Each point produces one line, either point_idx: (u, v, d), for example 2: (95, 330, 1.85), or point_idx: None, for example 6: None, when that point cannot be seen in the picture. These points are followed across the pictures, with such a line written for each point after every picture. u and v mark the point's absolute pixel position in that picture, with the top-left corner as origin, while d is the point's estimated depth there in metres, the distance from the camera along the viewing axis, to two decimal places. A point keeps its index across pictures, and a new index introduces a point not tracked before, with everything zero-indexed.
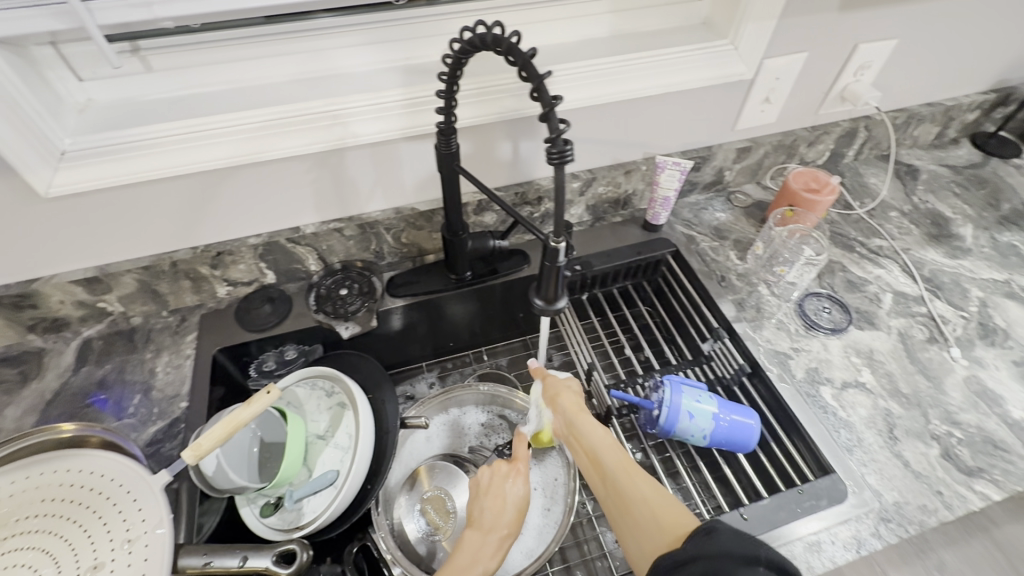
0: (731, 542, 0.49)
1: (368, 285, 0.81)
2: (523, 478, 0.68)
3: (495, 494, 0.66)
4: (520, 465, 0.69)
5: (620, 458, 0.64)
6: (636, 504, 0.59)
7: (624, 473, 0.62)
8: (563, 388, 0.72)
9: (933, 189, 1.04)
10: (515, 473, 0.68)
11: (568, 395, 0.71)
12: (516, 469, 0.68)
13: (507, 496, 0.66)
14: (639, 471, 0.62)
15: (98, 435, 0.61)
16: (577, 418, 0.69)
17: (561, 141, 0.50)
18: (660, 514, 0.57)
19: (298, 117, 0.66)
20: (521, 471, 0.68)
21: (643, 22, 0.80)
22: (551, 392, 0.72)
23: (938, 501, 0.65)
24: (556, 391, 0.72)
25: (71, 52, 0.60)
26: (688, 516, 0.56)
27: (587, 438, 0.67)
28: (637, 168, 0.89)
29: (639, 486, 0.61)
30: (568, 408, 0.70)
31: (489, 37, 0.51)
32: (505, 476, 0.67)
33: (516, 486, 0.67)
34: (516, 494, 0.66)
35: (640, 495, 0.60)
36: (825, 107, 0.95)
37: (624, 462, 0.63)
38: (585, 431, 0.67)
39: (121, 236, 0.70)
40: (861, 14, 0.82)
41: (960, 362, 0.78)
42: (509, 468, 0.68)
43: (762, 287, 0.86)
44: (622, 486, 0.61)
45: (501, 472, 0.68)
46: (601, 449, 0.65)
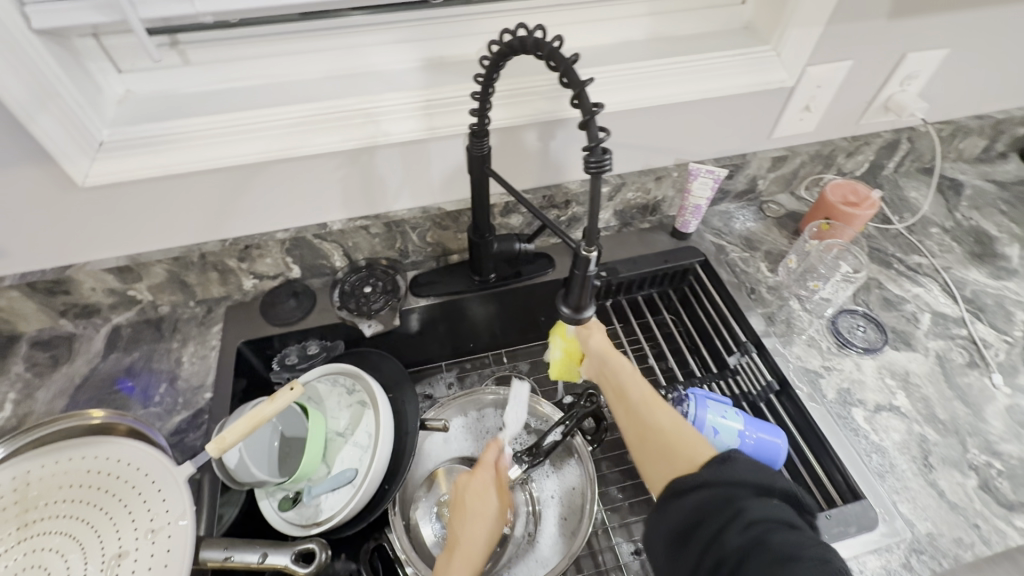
0: (743, 472, 0.50)
1: (392, 283, 0.81)
2: (490, 487, 0.68)
3: (464, 507, 0.66)
4: (485, 474, 0.69)
5: (645, 393, 0.64)
6: (656, 434, 0.59)
7: (648, 404, 0.63)
8: (596, 328, 0.71)
9: (978, 205, 1.00)
10: (480, 483, 0.68)
11: (598, 333, 0.70)
12: (479, 479, 0.68)
13: (473, 508, 0.66)
14: (663, 404, 0.62)
15: (126, 423, 0.62)
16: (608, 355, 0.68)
17: (600, 149, 0.48)
18: (680, 445, 0.57)
19: (332, 114, 0.66)
20: (485, 479, 0.69)
21: (681, 25, 0.78)
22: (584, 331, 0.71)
23: (974, 535, 0.62)
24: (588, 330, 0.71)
25: (112, 44, 0.61)
26: (705, 447, 0.56)
27: (616, 372, 0.67)
28: (668, 174, 0.87)
29: (661, 418, 0.61)
30: (599, 345, 0.69)
31: (530, 41, 0.50)
32: (469, 488, 0.68)
33: (482, 496, 0.67)
34: (482, 505, 0.66)
35: (662, 426, 0.60)
36: (867, 117, 0.92)
37: (650, 397, 0.64)
38: (616, 365, 0.67)
39: (153, 227, 0.71)
40: (911, 22, 0.79)
41: (1001, 390, 0.75)
42: (472, 479, 0.68)
43: (793, 302, 0.84)
44: (645, 417, 0.62)
45: (464, 485, 0.68)
46: (628, 383, 0.65)
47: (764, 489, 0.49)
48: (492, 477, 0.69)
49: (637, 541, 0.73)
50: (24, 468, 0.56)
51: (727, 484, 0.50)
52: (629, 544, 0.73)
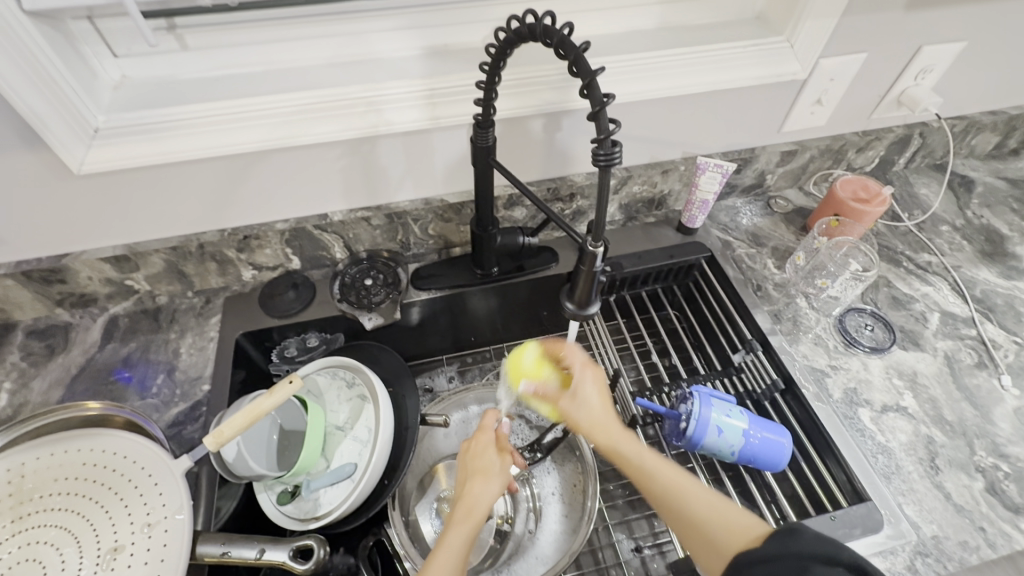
0: (809, 543, 0.47)
1: (392, 276, 0.81)
2: (490, 447, 0.67)
3: (467, 469, 0.66)
4: (484, 436, 0.68)
5: (668, 478, 0.60)
6: (701, 525, 0.56)
7: (675, 486, 0.60)
8: (585, 410, 0.67)
9: (989, 203, 0.99)
10: (479, 444, 0.67)
11: (590, 416, 0.66)
12: (478, 441, 0.67)
13: (472, 467, 0.65)
14: (692, 487, 0.59)
15: (123, 415, 0.61)
16: (617, 436, 0.64)
17: (609, 142, 0.47)
18: (730, 532, 0.54)
19: (334, 102, 0.64)
20: (484, 441, 0.67)
21: (692, 15, 0.76)
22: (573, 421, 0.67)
23: (980, 538, 0.62)
24: (579, 418, 0.67)
25: (107, 27, 0.59)
26: (756, 524, 0.54)
27: (630, 463, 0.63)
28: (676, 168, 0.85)
29: (697, 506, 0.57)
30: (597, 432, 0.65)
31: (539, 29, 0.48)
32: (469, 451, 0.67)
33: (480, 457, 0.66)
34: (481, 463, 0.65)
35: (703, 514, 0.57)
36: (879, 112, 0.90)
37: (675, 484, 0.60)
38: (626, 457, 0.63)
39: (151, 216, 0.69)
40: (929, 14, 0.77)
41: (1010, 392, 0.74)
42: (472, 442, 0.68)
43: (800, 300, 0.83)
44: (680, 507, 0.58)
45: (465, 449, 0.68)
46: (648, 471, 0.61)
47: (832, 558, 0.45)
48: (492, 440, 0.67)
49: (637, 538, 0.73)
50: (19, 460, 0.55)
51: (793, 558, 0.46)
52: (630, 542, 0.72)
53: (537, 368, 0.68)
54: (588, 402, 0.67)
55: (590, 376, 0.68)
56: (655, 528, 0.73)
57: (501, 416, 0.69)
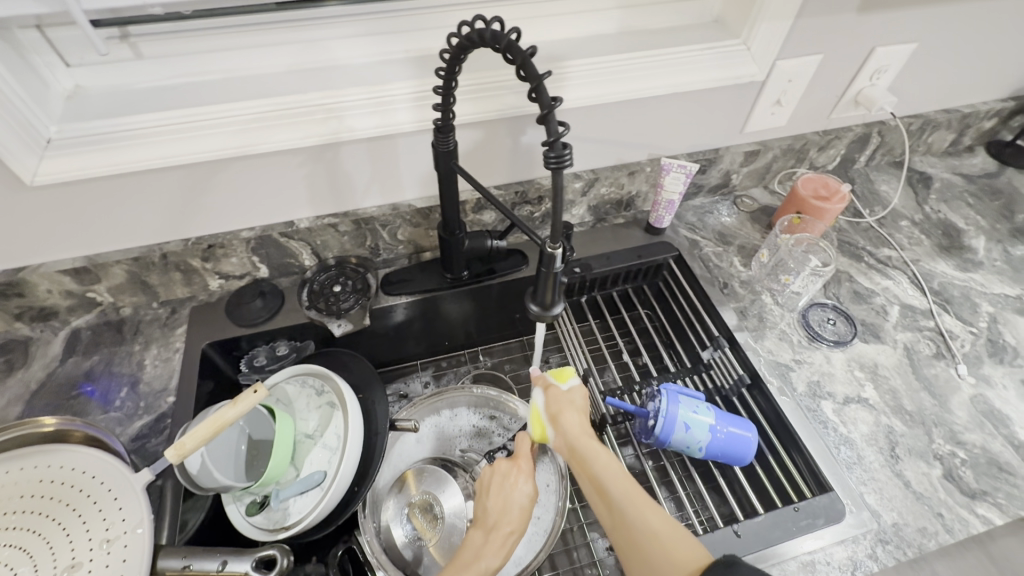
0: None
1: (362, 282, 0.79)
2: (528, 476, 0.68)
3: (498, 494, 0.66)
4: (523, 463, 0.69)
5: (628, 486, 0.61)
6: (651, 536, 0.56)
7: (631, 504, 0.59)
8: (568, 407, 0.67)
9: (946, 198, 1.02)
10: (518, 473, 0.68)
11: (569, 410, 0.67)
12: (517, 468, 0.68)
13: (509, 495, 0.66)
14: (647, 505, 0.59)
15: (81, 430, 0.59)
16: (583, 444, 0.64)
17: (560, 144, 0.47)
18: (678, 547, 0.55)
19: (293, 109, 0.64)
20: (522, 469, 0.68)
21: (652, 19, 0.78)
22: (553, 408, 0.68)
23: (938, 524, 0.63)
24: (559, 409, 0.68)
25: (57, 36, 0.59)
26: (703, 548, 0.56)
27: (594, 465, 0.63)
28: (642, 169, 0.87)
29: (650, 517, 0.58)
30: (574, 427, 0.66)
31: (487, 33, 0.48)
32: (507, 474, 0.67)
33: (515, 485, 0.67)
34: (517, 491, 0.66)
35: (653, 527, 0.57)
36: (837, 112, 0.92)
37: (632, 491, 0.60)
38: (591, 456, 0.64)
39: (111, 226, 0.68)
40: (880, 16, 0.79)
41: (966, 380, 0.76)
42: (512, 467, 0.68)
43: (765, 296, 0.84)
44: (630, 517, 0.59)
45: (504, 471, 0.68)
46: (609, 478, 0.62)
47: None
48: (526, 467, 0.69)
49: None
50: None
51: None
52: (604, 540, 0.73)
53: (566, 371, 0.70)
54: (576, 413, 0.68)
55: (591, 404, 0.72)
56: None
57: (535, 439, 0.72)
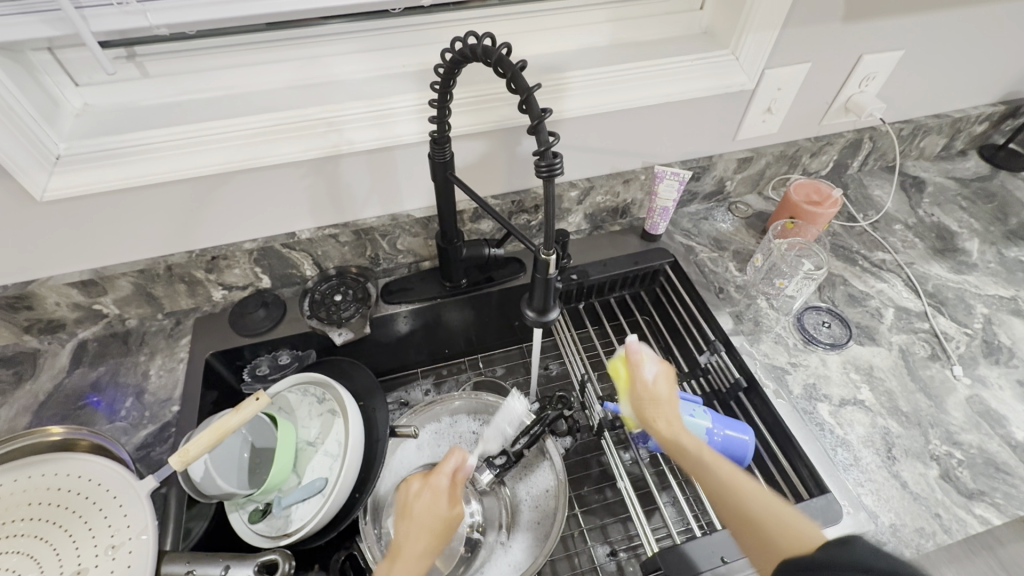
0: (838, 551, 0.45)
1: (363, 291, 0.81)
2: (441, 496, 0.63)
3: (410, 511, 0.63)
4: (438, 480, 0.64)
5: (724, 471, 0.57)
6: (759, 524, 0.52)
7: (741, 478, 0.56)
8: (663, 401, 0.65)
9: (939, 202, 1.03)
10: (430, 492, 0.63)
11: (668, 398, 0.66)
12: (428, 485, 0.64)
13: (419, 514, 0.62)
14: (746, 492, 0.55)
15: (87, 438, 0.61)
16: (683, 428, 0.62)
17: (550, 154, 0.49)
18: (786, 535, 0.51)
19: (298, 123, 0.66)
20: (437, 487, 0.64)
21: (641, 32, 0.80)
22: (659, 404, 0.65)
23: (936, 524, 0.64)
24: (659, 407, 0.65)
25: (66, 57, 0.61)
26: (813, 532, 0.51)
27: (687, 455, 0.60)
28: (636, 177, 0.88)
29: (751, 505, 0.54)
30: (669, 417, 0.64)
31: (479, 49, 0.50)
32: (417, 497, 0.63)
33: (428, 506, 0.62)
34: (431, 512, 0.62)
35: (756, 513, 0.53)
36: (828, 118, 0.94)
37: (730, 476, 0.56)
38: (683, 446, 0.61)
39: (118, 239, 0.70)
40: (865, 25, 0.81)
41: (962, 381, 0.77)
42: (422, 489, 0.64)
43: (761, 300, 0.85)
44: (732, 502, 0.55)
45: (413, 492, 0.64)
46: (706, 468, 0.58)
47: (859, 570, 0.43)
48: (443, 486, 0.64)
49: (612, 542, 0.73)
50: None
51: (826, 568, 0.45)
52: (605, 546, 0.73)
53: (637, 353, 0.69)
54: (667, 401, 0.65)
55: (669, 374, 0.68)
56: (630, 531, 0.74)
57: (461, 459, 0.66)
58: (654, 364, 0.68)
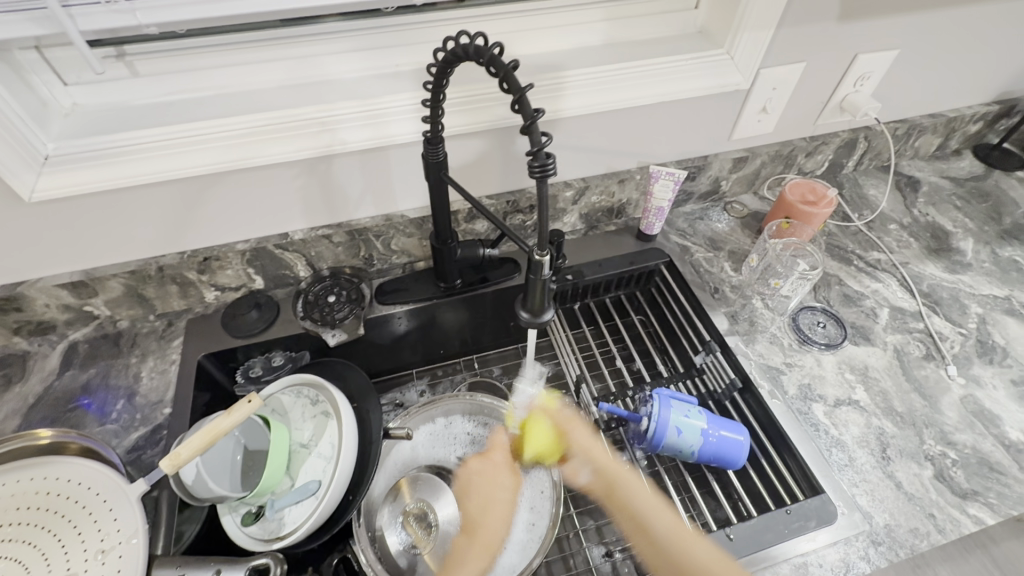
0: None
1: (356, 292, 0.80)
2: (502, 468, 0.76)
3: (476, 489, 0.75)
4: (496, 456, 0.77)
5: (670, 521, 0.63)
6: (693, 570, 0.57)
7: (680, 532, 0.62)
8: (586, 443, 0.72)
9: (934, 202, 1.03)
10: (490, 465, 0.77)
11: (588, 444, 0.72)
12: (488, 461, 0.77)
13: (484, 488, 0.75)
14: (691, 539, 0.60)
15: (78, 442, 0.60)
16: (627, 480, 0.69)
17: (543, 154, 0.49)
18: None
19: (290, 123, 0.65)
20: (494, 461, 0.77)
21: (636, 31, 0.80)
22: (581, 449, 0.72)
23: (930, 525, 0.64)
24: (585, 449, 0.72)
25: (54, 56, 0.60)
26: None
27: (631, 501, 0.67)
28: (632, 177, 0.88)
29: (698, 550, 0.59)
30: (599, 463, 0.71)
31: (471, 48, 0.50)
32: (480, 470, 0.76)
33: (494, 479, 0.76)
34: (495, 484, 0.75)
35: (703, 558, 0.58)
36: (824, 117, 0.94)
37: (677, 526, 0.62)
38: (628, 491, 0.67)
39: (108, 239, 0.69)
40: (860, 24, 0.80)
41: (956, 381, 0.77)
42: (484, 465, 0.77)
43: (756, 300, 0.85)
44: (675, 548, 0.60)
45: (475, 469, 0.77)
46: (654, 516, 0.64)
47: None
48: (501, 459, 0.77)
49: (607, 543, 0.73)
50: None
51: None
52: (601, 548, 0.72)
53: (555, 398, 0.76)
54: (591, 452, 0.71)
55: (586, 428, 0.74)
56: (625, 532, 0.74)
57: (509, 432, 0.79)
58: (570, 408, 0.76)
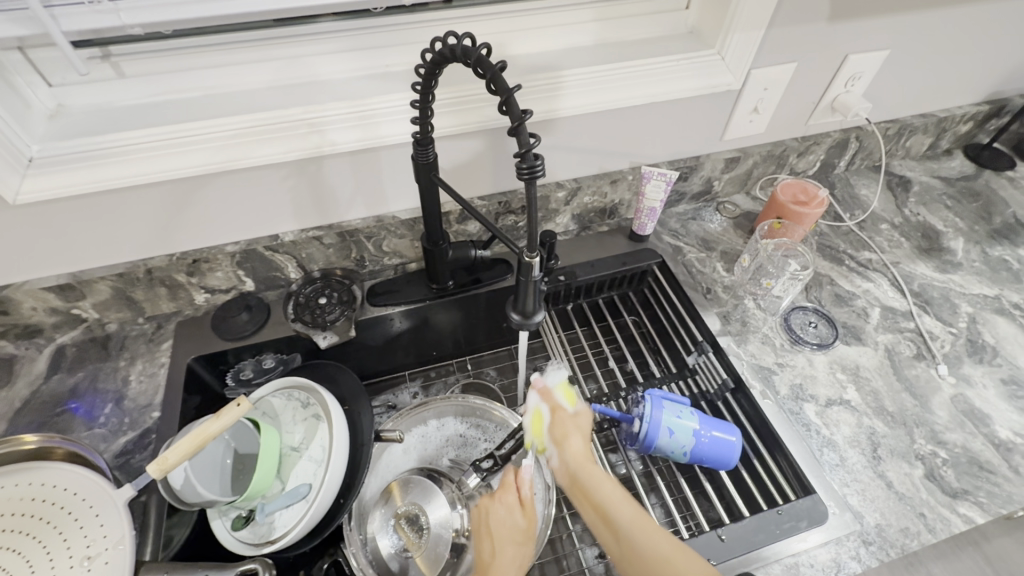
0: None
1: (347, 293, 0.80)
2: (515, 508, 0.67)
3: (488, 530, 0.66)
4: (508, 495, 0.68)
5: (633, 513, 0.59)
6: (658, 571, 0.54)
7: (642, 527, 0.57)
8: (572, 432, 0.64)
9: (925, 201, 1.03)
10: (502, 505, 0.68)
11: (572, 435, 0.64)
12: (499, 501, 0.68)
13: (496, 530, 0.66)
14: (656, 532, 0.57)
15: (64, 447, 0.60)
16: (584, 469, 0.62)
17: (531, 156, 0.48)
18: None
19: (279, 125, 0.65)
20: (507, 501, 0.68)
21: (627, 31, 0.79)
22: (559, 433, 0.64)
23: (921, 524, 0.64)
24: (564, 432, 0.64)
25: (39, 57, 0.60)
26: None
27: (596, 492, 0.60)
28: (624, 177, 0.88)
29: (660, 543, 0.56)
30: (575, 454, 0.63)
31: (458, 49, 0.49)
32: (491, 511, 0.67)
33: (505, 520, 0.67)
34: (508, 525, 0.66)
35: (667, 555, 0.55)
36: (815, 117, 0.94)
37: (640, 518, 0.58)
38: (590, 481, 0.61)
39: (96, 242, 0.69)
40: (850, 25, 0.81)
41: (947, 380, 0.77)
42: (494, 502, 0.68)
43: (748, 300, 0.85)
44: (640, 543, 0.56)
45: (486, 508, 0.68)
46: (614, 505, 0.59)
47: None
48: (513, 498, 0.68)
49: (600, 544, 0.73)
50: None
51: None
52: (594, 549, 0.72)
53: (574, 391, 0.67)
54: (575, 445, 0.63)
55: (579, 419, 0.65)
56: None
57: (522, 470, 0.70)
58: (580, 405, 0.67)
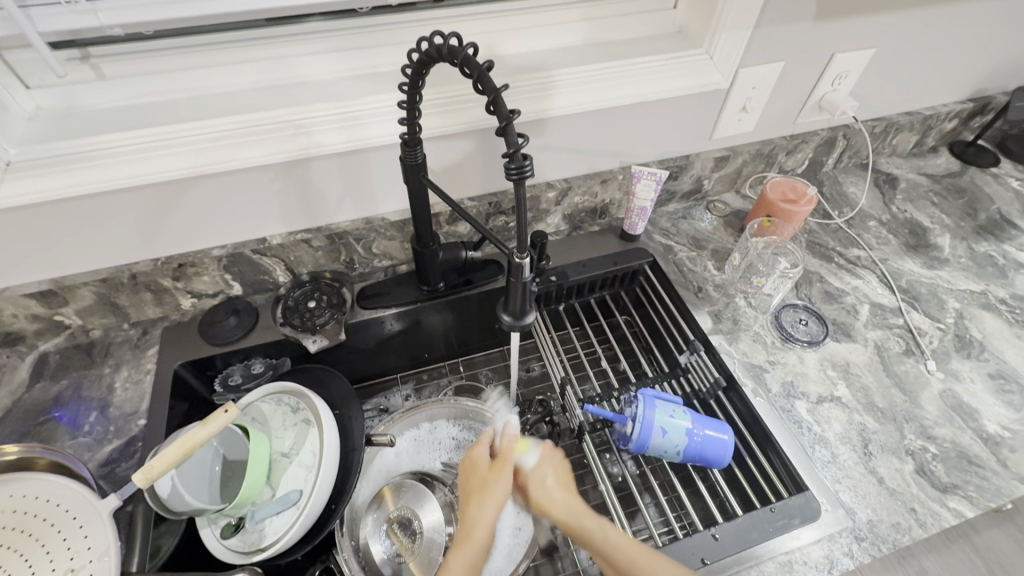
0: None
1: (337, 296, 0.79)
2: (483, 463, 0.67)
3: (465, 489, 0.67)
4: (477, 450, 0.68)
5: (634, 550, 0.57)
6: None
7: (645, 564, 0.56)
8: (544, 490, 0.65)
9: (912, 198, 1.04)
10: (471, 461, 0.67)
11: (545, 489, 0.65)
12: (469, 458, 0.68)
13: (468, 487, 0.66)
14: (658, 567, 0.56)
15: (47, 457, 0.59)
16: (576, 519, 0.61)
17: (520, 156, 0.48)
18: None
19: (264, 126, 0.64)
20: (475, 456, 0.67)
21: (615, 31, 0.79)
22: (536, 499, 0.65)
23: (912, 519, 0.64)
24: (538, 495, 0.65)
25: (16, 58, 0.59)
26: None
27: (592, 539, 0.59)
28: (614, 177, 0.88)
29: None
30: (558, 508, 0.63)
31: (445, 49, 0.49)
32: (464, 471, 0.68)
33: (475, 476, 0.66)
34: (477, 480, 0.66)
35: None
36: (803, 116, 0.95)
37: (642, 554, 0.57)
38: (585, 531, 0.60)
39: (77, 248, 0.67)
40: (836, 24, 0.81)
41: (935, 376, 0.78)
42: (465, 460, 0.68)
43: (739, 299, 0.85)
44: None
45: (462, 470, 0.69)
46: (611, 548, 0.58)
47: None
48: (480, 452, 0.67)
49: None
50: None
51: None
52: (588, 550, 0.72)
53: (524, 442, 0.68)
54: (552, 499, 0.64)
55: (545, 472, 0.66)
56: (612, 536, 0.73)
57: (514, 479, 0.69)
58: (538, 451, 0.68)
